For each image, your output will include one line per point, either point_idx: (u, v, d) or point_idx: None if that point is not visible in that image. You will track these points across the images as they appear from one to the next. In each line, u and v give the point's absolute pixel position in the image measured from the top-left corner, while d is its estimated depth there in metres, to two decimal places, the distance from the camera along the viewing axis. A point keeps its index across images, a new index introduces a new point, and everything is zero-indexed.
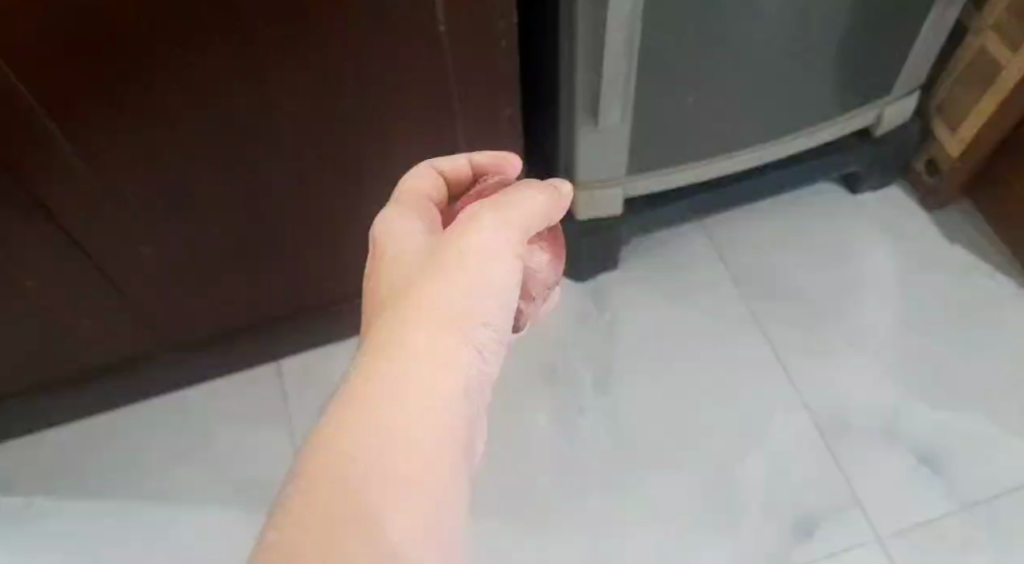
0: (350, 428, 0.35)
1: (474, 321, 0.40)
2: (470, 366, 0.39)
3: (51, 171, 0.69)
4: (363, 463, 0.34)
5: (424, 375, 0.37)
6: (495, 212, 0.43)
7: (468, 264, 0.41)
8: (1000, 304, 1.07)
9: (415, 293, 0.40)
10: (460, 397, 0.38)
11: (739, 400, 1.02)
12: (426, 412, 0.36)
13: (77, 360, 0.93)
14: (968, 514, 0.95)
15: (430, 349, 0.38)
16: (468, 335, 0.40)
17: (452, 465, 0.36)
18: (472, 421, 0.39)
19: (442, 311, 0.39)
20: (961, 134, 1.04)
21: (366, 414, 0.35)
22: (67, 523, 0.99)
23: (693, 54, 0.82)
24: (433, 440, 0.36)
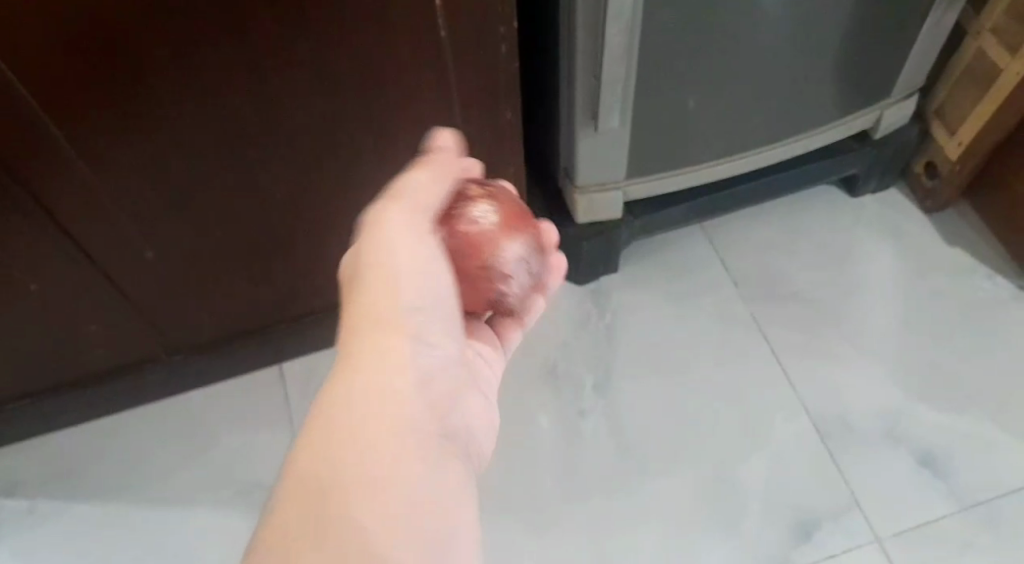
0: (315, 440, 0.44)
1: (417, 311, 0.50)
2: (406, 358, 0.49)
3: (54, 174, 0.70)
4: (329, 471, 0.43)
5: (365, 383, 0.47)
6: (395, 203, 0.52)
7: (384, 265, 0.50)
8: (1000, 306, 1.07)
9: (354, 307, 0.50)
10: (400, 391, 0.48)
11: (739, 402, 1.03)
12: (372, 411, 0.46)
13: (81, 362, 0.94)
14: (967, 515, 0.95)
15: (366, 360, 0.48)
16: (401, 335, 0.49)
17: (404, 449, 0.45)
18: (427, 402, 0.49)
19: (381, 316, 0.49)
20: (960, 137, 1.04)
21: (327, 430, 0.45)
22: (70, 524, 1.00)
23: (692, 59, 0.83)
24: (375, 435, 0.45)
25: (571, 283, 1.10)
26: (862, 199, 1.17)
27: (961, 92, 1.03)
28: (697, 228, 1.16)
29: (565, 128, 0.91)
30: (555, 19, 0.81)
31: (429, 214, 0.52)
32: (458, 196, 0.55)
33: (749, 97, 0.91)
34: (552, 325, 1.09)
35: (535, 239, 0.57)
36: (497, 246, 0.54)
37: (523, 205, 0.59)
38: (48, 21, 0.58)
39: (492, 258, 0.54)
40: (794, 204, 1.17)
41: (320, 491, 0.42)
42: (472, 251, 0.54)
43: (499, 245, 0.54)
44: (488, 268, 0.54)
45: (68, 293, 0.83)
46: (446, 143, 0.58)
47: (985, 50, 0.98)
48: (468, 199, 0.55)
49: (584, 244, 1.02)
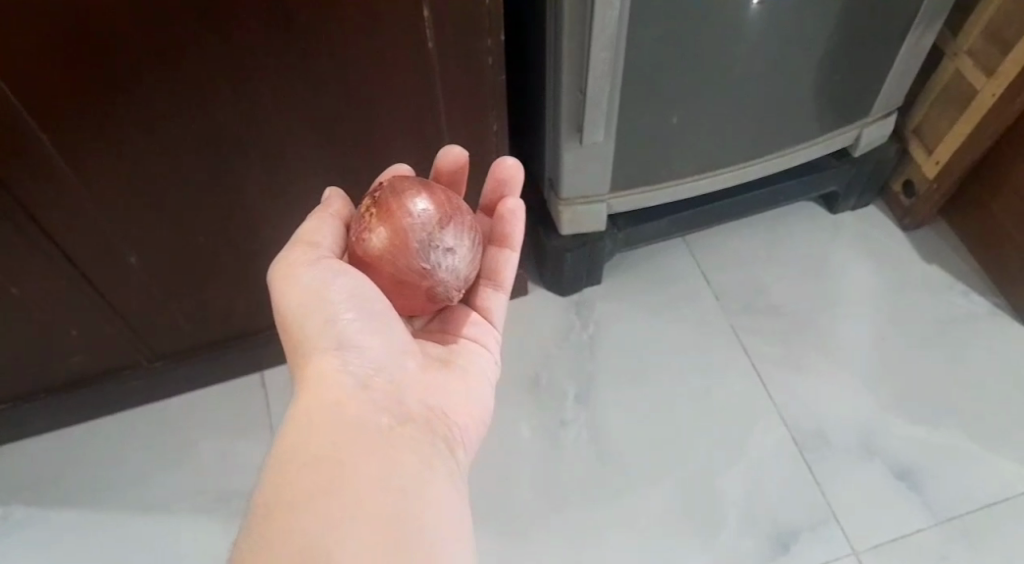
0: (279, 461, 0.53)
1: (335, 324, 0.58)
2: (339, 373, 0.58)
3: (39, 180, 0.70)
4: (291, 480, 0.51)
5: (309, 406, 0.56)
6: (290, 249, 0.61)
7: (292, 300, 0.59)
8: (975, 321, 1.09)
9: (292, 344, 0.60)
10: (340, 400, 0.56)
11: (718, 414, 1.04)
12: (319, 425, 0.55)
13: (61, 367, 0.93)
14: (942, 528, 0.96)
15: (307, 388, 0.57)
16: (330, 354, 0.58)
17: (351, 446, 0.54)
18: (370, 401, 0.57)
19: (309, 342, 0.59)
20: (937, 157, 1.06)
21: (287, 452, 0.53)
22: (44, 532, 0.98)
23: (676, 76, 0.84)
24: (322, 442, 0.54)
25: (557, 294, 1.11)
26: (842, 215, 1.19)
27: (939, 112, 1.05)
28: (679, 241, 1.17)
29: (550, 142, 0.92)
30: (541, 33, 0.82)
31: (317, 250, 0.61)
32: (354, 223, 0.62)
33: (730, 114, 0.92)
34: (536, 336, 1.09)
35: (441, 222, 0.60)
36: (400, 248, 0.59)
37: (420, 190, 0.61)
38: (36, 26, 0.59)
39: (398, 259, 0.59)
40: (775, 220, 1.19)
41: (287, 495, 0.50)
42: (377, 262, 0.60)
43: (400, 248, 0.59)
44: (401, 269, 0.59)
45: (49, 298, 0.83)
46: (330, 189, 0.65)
47: (962, 72, 1.00)
48: (359, 220, 0.61)
49: (569, 256, 1.02)
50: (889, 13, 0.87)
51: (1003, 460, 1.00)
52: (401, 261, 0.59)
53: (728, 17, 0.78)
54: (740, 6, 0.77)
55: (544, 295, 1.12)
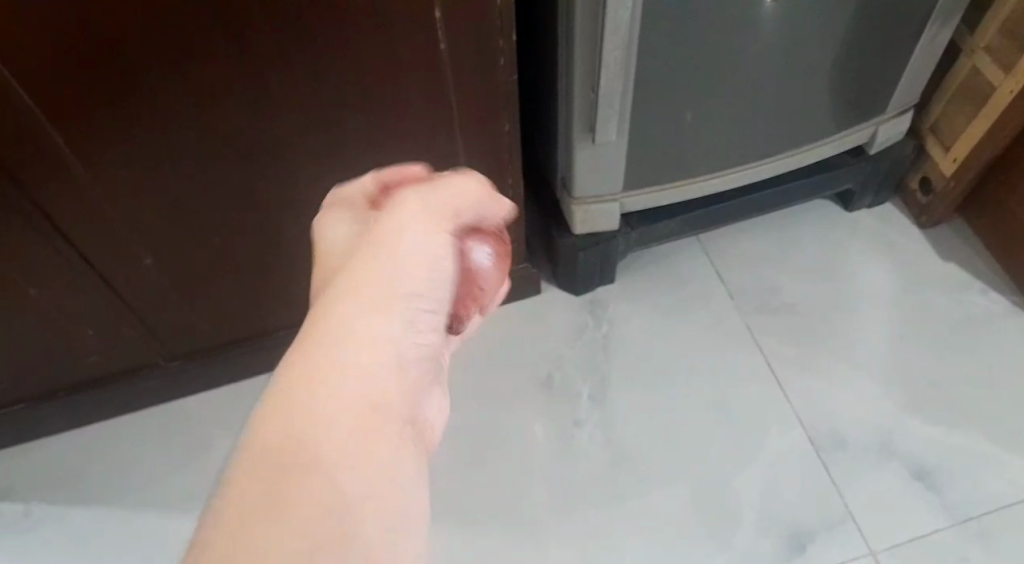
0: (262, 419, 0.36)
1: (406, 302, 0.40)
2: (373, 315, 0.39)
3: (55, 181, 0.71)
4: (269, 451, 0.34)
5: (314, 344, 0.38)
6: (424, 208, 0.43)
7: (385, 222, 0.42)
8: (994, 321, 1.08)
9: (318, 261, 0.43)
10: (359, 350, 0.38)
11: (734, 413, 1.03)
12: (322, 378, 0.37)
13: (79, 367, 0.95)
14: (960, 529, 0.95)
15: (321, 318, 0.39)
16: (375, 287, 0.40)
17: (357, 421, 0.36)
18: (392, 368, 0.39)
19: (360, 289, 0.40)
20: (954, 153, 1.05)
21: (273, 399, 0.36)
22: (63, 529, 0.99)
23: (687, 74, 0.84)
24: (316, 403, 0.36)
25: (570, 293, 1.11)
26: (858, 212, 1.18)
27: (956, 108, 1.04)
28: (694, 240, 1.16)
29: (563, 141, 0.92)
30: (553, 33, 0.82)
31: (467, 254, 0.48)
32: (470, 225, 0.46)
33: (745, 110, 0.91)
34: (550, 336, 1.09)
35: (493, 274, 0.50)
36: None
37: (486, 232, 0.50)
38: (49, 31, 0.59)
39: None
40: (791, 218, 1.18)
41: (248, 480, 0.33)
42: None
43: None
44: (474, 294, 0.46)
45: (67, 298, 0.84)
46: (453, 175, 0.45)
47: (980, 68, 0.99)
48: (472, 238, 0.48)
49: (582, 255, 1.02)
50: (904, 9, 0.86)
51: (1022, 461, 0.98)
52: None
53: (739, 15, 0.78)
54: (755, 3, 0.77)
55: (557, 295, 1.12)
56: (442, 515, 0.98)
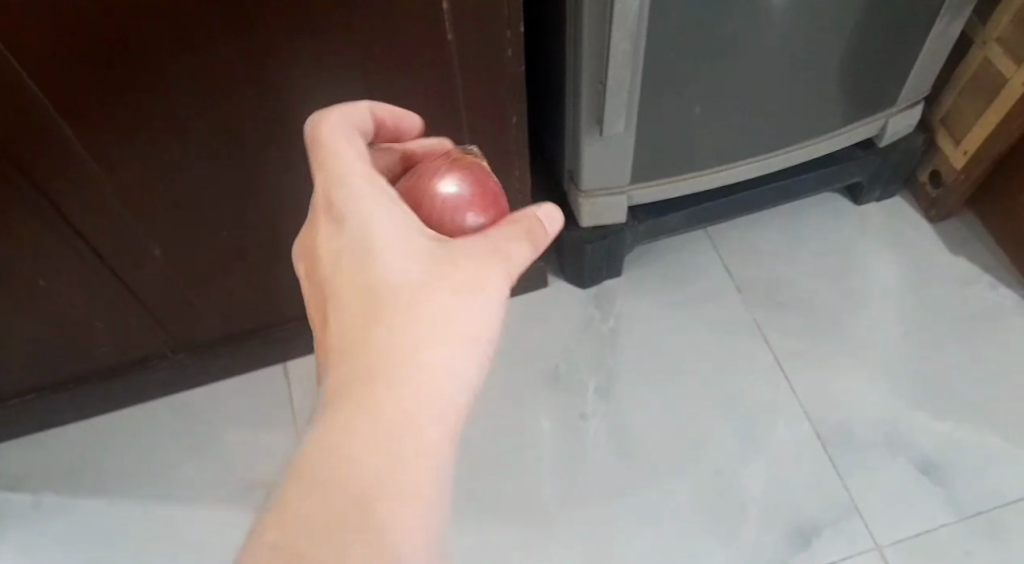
0: (326, 442, 0.44)
1: (448, 352, 0.47)
2: (432, 370, 0.46)
3: (65, 175, 0.71)
4: (335, 469, 0.43)
5: (380, 386, 0.45)
6: (480, 265, 0.49)
7: (458, 286, 0.48)
8: (1004, 315, 1.07)
9: (354, 286, 0.48)
10: (414, 401, 0.45)
11: (741, 406, 1.03)
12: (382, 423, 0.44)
13: (87, 359, 0.95)
14: (966, 523, 0.95)
15: (383, 362, 0.46)
16: (434, 344, 0.47)
17: (404, 465, 0.44)
18: (429, 409, 0.46)
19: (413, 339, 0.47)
20: (965, 146, 1.05)
21: (337, 423, 0.44)
22: (72, 519, 1.00)
23: (696, 66, 0.83)
24: (378, 440, 0.44)
25: (577, 286, 1.11)
26: (867, 206, 1.17)
27: (966, 102, 1.04)
28: (702, 233, 1.16)
29: (570, 134, 0.92)
30: (560, 25, 0.82)
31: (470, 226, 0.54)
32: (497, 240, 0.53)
33: (754, 103, 0.91)
34: (556, 329, 1.09)
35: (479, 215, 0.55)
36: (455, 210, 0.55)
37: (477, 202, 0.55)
38: (58, 25, 0.60)
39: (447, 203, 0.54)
40: (799, 211, 1.18)
41: (324, 489, 0.43)
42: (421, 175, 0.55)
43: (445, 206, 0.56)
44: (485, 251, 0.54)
45: (76, 290, 0.84)
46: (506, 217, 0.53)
47: (992, 61, 0.98)
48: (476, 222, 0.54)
49: (589, 248, 1.02)
50: (916, 1, 0.85)
51: None
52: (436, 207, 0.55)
53: (749, 8, 0.78)
54: None
55: (563, 287, 1.12)
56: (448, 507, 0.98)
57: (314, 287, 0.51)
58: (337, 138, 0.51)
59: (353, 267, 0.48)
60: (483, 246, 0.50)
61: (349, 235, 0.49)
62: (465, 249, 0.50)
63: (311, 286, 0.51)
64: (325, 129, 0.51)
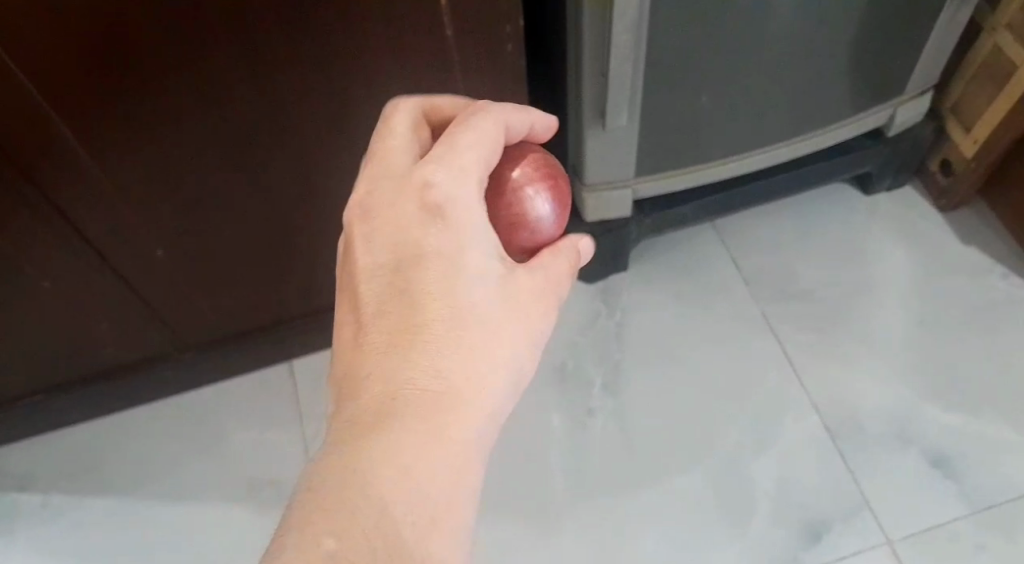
0: (377, 463, 0.39)
1: (511, 386, 0.45)
2: (495, 406, 0.43)
3: (66, 176, 0.71)
4: (382, 496, 0.39)
5: (444, 414, 0.41)
6: (550, 300, 0.47)
7: (527, 321, 0.45)
8: (1016, 306, 1.06)
9: (432, 290, 0.43)
10: (475, 440, 0.42)
11: (749, 400, 1.02)
12: (438, 456, 0.41)
13: (94, 359, 0.95)
14: (977, 518, 0.94)
15: (452, 385, 0.42)
16: (498, 378, 0.44)
17: (455, 508, 0.40)
18: (482, 442, 0.43)
19: (484, 367, 0.43)
20: (975, 135, 1.03)
21: (393, 448, 0.40)
22: (80, 518, 1.01)
23: (699, 57, 0.82)
24: (432, 471, 0.40)
25: (583, 281, 1.10)
26: (877, 196, 1.15)
27: (976, 89, 1.02)
28: (709, 226, 1.15)
29: (573, 128, 0.91)
30: (561, 18, 0.81)
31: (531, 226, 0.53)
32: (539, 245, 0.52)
33: (758, 94, 0.90)
34: (561, 325, 1.08)
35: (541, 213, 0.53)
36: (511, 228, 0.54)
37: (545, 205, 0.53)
38: (55, 27, 0.59)
39: (527, 211, 0.52)
40: (808, 203, 1.16)
41: (360, 515, 0.38)
42: (518, 168, 0.53)
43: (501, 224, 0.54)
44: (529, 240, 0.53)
45: (80, 291, 0.84)
46: (574, 247, 0.51)
47: (1002, 48, 0.97)
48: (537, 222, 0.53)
49: (595, 243, 1.02)
50: None
51: None
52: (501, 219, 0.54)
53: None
54: None
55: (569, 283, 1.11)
56: None
57: (372, 263, 0.45)
58: (472, 124, 0.46)
59: (435, 269, 0.43)
60: (549, 283, 0.47)
61: (436, 234, 0.44)
62: (534, 281, 0.46)
63: (364, 261, 0.45)
64: (468, 118, 0.46)
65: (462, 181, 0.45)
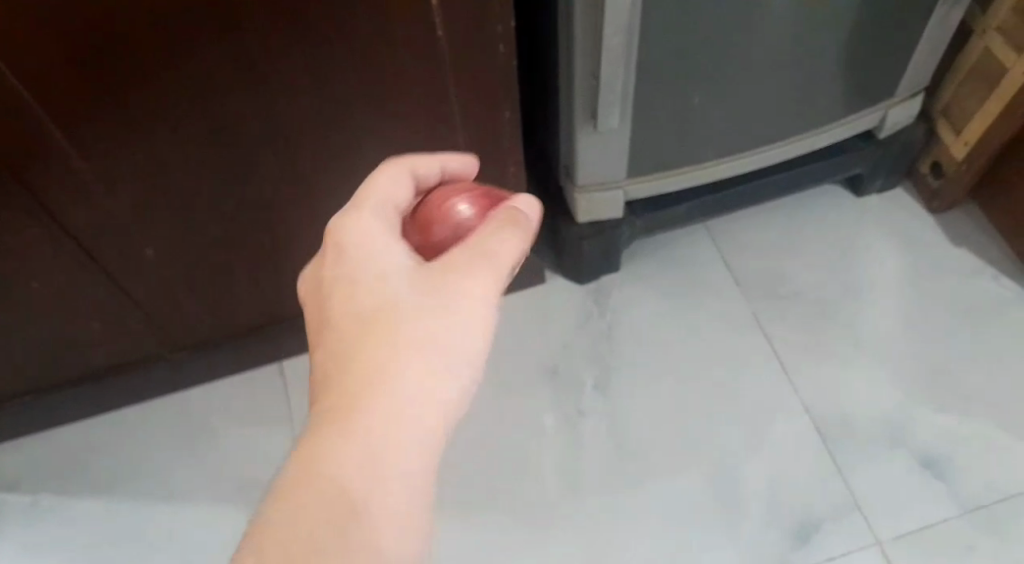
0: (305, 472, 0.41)
1: (446, 368, 0.44)
2: (432, 394, 0.44)
3: (54, 177, 0.71)
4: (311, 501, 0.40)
5: (361, 411, 0.42)
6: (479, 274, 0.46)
7: (445, 302, 0.45)
8: (1006, 308, 1.06)
9: (352, 306, 0.45)
10: (411, 429, 0.43)
11: (741, 401, 1.02)
12: (361, 452, 0.42)
13: (85, 360, 0.95)
14: (968, 519, 0.94)
15: (381, 379, 0.43)
16: (419, 365, 0.44)
17: (392, 499, 0.42)
18: (424, 430, 0.43)
19: (413, 355, 0.44)
20: (965, 137, 1.03)
21: (318, 455, 0.42)
22: (72, 519, 1.00)
23: (691, 59, 0.82)
24: (356, 472, 0.41)
25: (575, 282, 1.10)
26: (868, 197, 1.16)
27: (966, 92, 1.02)
28: (701, 227, 1.15)
29: (565, 129, 0.91)
30: (553, 20, 0.81)
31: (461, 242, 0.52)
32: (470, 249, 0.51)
33: None
34: (554, 324, 1.09)
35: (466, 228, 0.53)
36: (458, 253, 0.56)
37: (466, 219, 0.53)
38: (43, 30, 0.59)
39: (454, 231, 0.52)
40: (800, 204, 1.16)
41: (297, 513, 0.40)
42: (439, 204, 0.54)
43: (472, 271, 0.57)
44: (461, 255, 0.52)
45: (70, 292, 0.84)
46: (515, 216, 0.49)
47: (992, 50, 0.97)
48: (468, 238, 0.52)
49: (587, 244, 1.02)
50: None
51: None
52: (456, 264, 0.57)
53: (744, 0, 0.77)
54: None
55: (561, 283, 1.11)
56: (446, 504, 0.98)
57: (315, 302, 0.48)
58: (382, 176, 0.51)
59: (358, 287, 0.46)
60: (477, 257, 0.46)
61: (337, 265, 0.47)
62: (455, 261, 0.46)
63: (310, 304, 0.48)
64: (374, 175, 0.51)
65: (369, 218, 0.48)
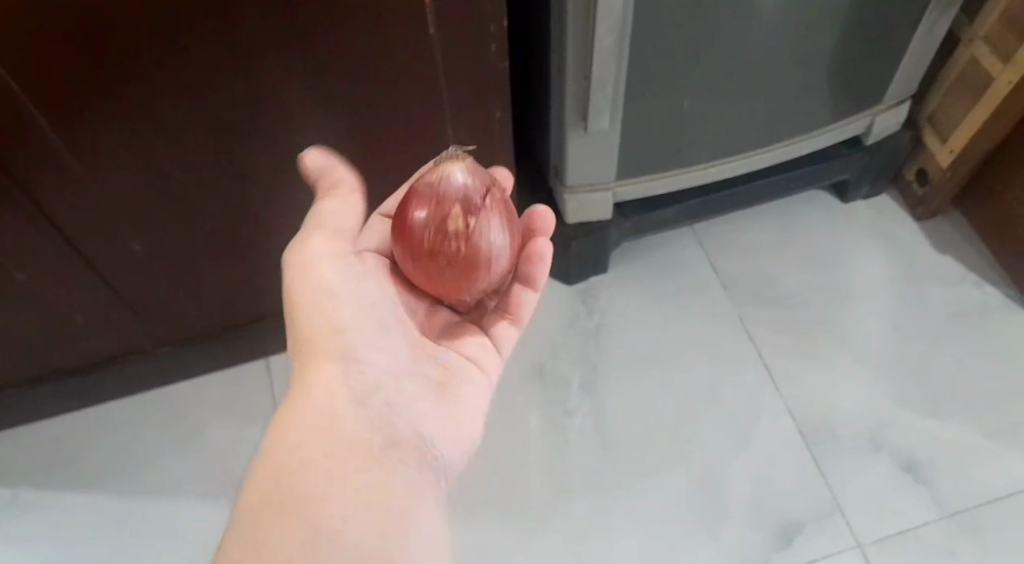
0: (251, 493, 0.52)
1: (343, 334, 0.60)
2: (337, 370, 0.59)
3: (39, 168, 0.70)
4: (254, 509, 0.50)
5: (291, 419, 0.56)
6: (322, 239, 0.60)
7: (323, 306, 0.60)
8: (988, 314, 1.07)
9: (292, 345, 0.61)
10: (330, 406, 0.57)
11: (726, 402, 1.03)
12: (287, 450, 0.54)
13: (69, 353, 0.94)
14: (949, 523, 0.95)
15: (301, 377, 0.58)
16: (326, 366, 0.59)
17: (330, 459, 0.54)
18: (345, 402, 0.57)
19: (315, 345, 0.59)
20: (951, 145, 1.04)
21: (256, 473, 0.53)
22: (53, 513, 1.00)
23: (682, 61, 0.83)
24: (306, 447, 0.54)
25: (563, 282, 1.11)
26: (854, 203, 1.17)
27: (953, 99, 1.03)
28: (689, 230, 1.16)
29: (555, 129, 0.91)
30: (545, 20, 0.81)
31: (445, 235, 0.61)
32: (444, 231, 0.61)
33: (740, 99, 0.90)
34: (542, 324, 1.09)
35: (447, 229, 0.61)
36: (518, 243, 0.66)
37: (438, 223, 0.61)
38: (33, 18, 0.58)
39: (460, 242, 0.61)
40: (787, 209, 1.17)
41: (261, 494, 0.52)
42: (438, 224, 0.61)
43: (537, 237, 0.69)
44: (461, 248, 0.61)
45: (54, 285, 0.83)
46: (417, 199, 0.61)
47: (979, 58, 0.98)
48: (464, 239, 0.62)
49: (576, 244, 1.02)
50: None
51: (1014, 456, 0.98)
52: (526, 237, 0.70)
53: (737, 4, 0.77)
54: None
55: (549, 284, 1.12)
56: None
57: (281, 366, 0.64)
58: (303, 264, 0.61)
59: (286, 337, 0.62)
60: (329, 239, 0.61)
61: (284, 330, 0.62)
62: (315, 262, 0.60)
63: None
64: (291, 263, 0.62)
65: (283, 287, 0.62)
